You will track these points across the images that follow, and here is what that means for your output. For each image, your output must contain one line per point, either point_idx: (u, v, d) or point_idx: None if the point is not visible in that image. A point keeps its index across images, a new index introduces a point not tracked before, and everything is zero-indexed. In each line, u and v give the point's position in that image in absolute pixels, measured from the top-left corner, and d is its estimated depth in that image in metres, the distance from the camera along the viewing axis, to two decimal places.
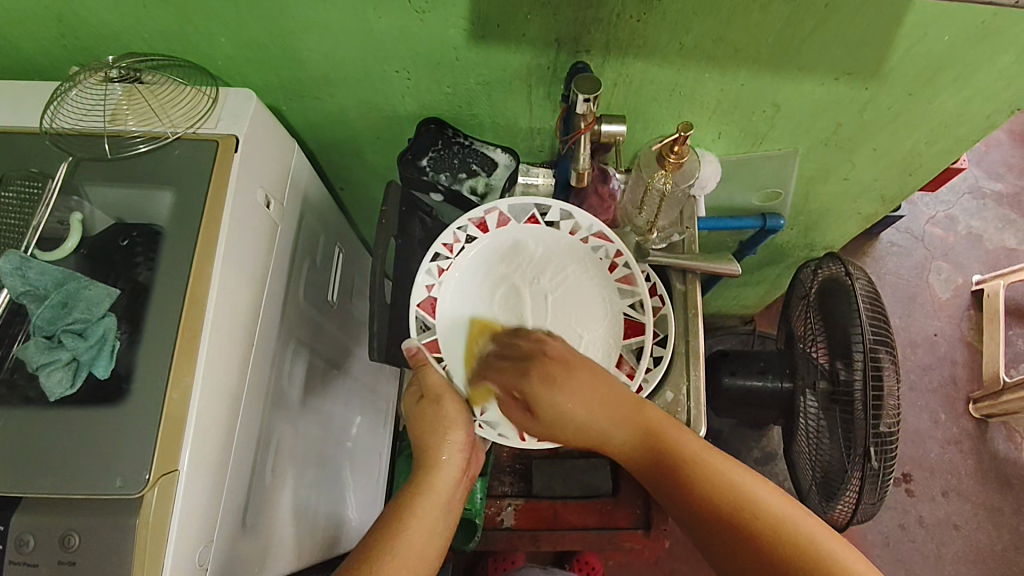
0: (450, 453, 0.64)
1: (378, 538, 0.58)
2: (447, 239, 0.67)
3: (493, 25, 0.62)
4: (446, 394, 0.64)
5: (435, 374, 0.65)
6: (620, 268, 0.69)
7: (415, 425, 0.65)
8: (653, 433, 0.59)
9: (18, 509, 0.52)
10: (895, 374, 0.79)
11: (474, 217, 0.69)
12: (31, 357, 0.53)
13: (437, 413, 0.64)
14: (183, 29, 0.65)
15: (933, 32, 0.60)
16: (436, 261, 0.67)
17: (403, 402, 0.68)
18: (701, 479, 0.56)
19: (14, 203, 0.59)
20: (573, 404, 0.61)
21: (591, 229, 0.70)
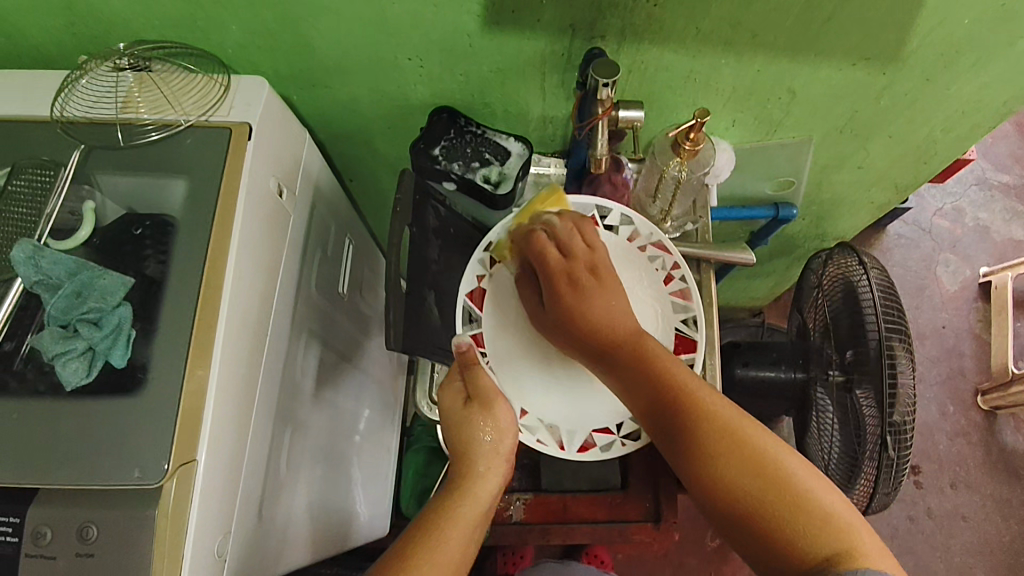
0: (490, 463, 0.62)
1: (416, 540, 0.57)
2: (498, 234, 0.71)
3: (508, 11, 0.61)
4: (497, 399, 0.62)
5: (486, 376, 0.63)
6: (677, 281, 0.70)
7: (456, 427, 0.63)
8: (642, 350, 0.60)
9: (33, 503, 0.52)
10: (911, 367, 0.76)
11: (523, 214, 0.71)
12: (46, 347, 0.52)
13: (485, 418, 0.62)
14: (193, 16, 0.64)
15: (953, 16, 0.60)
16: (485, 252, 0.71)
17: (441, 400, 0.65)
18: (704, 415, 0.56)
19: (26, 190, 0.58)
20: (622, 309, 0.61)
21: (650, 238, 0.71)
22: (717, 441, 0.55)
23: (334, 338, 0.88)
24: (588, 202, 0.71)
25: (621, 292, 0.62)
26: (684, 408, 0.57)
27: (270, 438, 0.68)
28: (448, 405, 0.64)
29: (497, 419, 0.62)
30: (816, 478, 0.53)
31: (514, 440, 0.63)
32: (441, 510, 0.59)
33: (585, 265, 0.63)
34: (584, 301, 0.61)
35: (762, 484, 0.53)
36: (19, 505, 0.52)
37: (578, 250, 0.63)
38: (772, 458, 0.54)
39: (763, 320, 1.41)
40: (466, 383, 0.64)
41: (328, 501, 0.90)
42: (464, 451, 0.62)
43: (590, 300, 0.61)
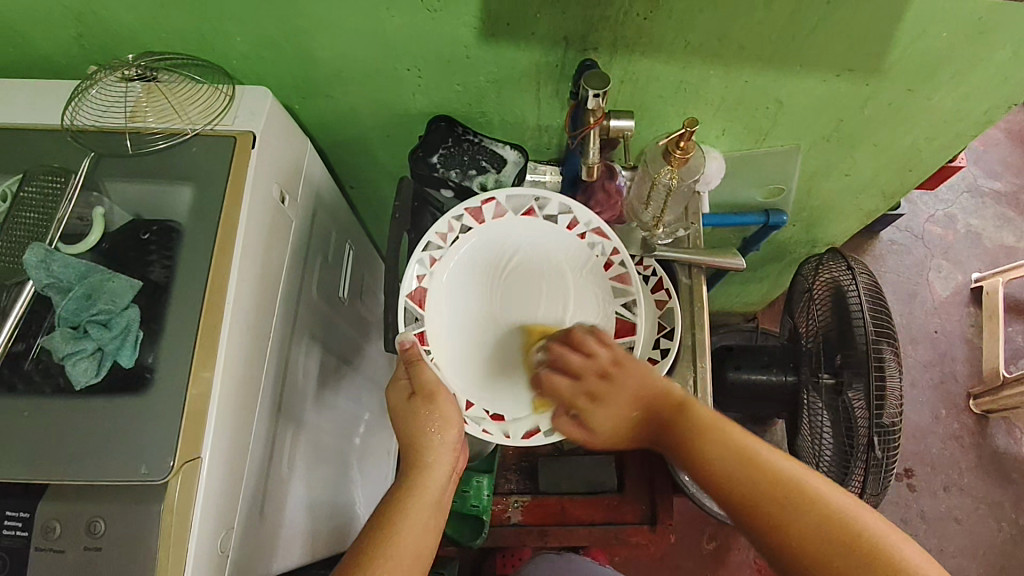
0: (437, 454, 0.62)
1: (369, 542, 0.57)
2: (441, 228, 0.69)
3: (503, 23, 0.63)
4: (440, 392, 0.62)
5: (429, 371, 0.63)
6: (616, 266, 0.69)
7: (401, 420, 0.63)
8: (701, 430, 0.59)
9: (45, 496, 0.54)
10: (897, 365, 0.80)
11: (469, 209, 0.70)
12: (58, 347, 0.54)
13: (430, 412, 0.62)
14: (199, 28, 0.66)
15: (931, 29, 0.62)
16: (427, 251, 0.68)
17: (388, 398, 0.65)
18: (733, 466, 0.56)
19: (38, 197, 0.60)
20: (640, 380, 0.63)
21: (590, 225, 0.71)
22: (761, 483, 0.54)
23: (334, 341, 0.90)
24: (525, 194, 0.71)
25: (642, 368, 0.63)
26: (709, 475, 0.57)
27: (271, 439, 0.70)
28: (394, 403, 0.64)
29: (443, 414, 0.62)
30: (881, 525, 0.51)
31: (460, 430, 0.63)
32: (394, 504, 0.60)
33: (603, 378, 0.64)
34: (611, 407, 0.63)
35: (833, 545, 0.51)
36: (30, 500, 0.54)
37: (601, 361, 0.63)
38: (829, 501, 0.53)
39: (757, 324, 1.43)
40: (411, 379, 0.64)
41: (326, 502, 0.92)
42: (410, 445, 0.62)
43: (631, 385, 0.63)
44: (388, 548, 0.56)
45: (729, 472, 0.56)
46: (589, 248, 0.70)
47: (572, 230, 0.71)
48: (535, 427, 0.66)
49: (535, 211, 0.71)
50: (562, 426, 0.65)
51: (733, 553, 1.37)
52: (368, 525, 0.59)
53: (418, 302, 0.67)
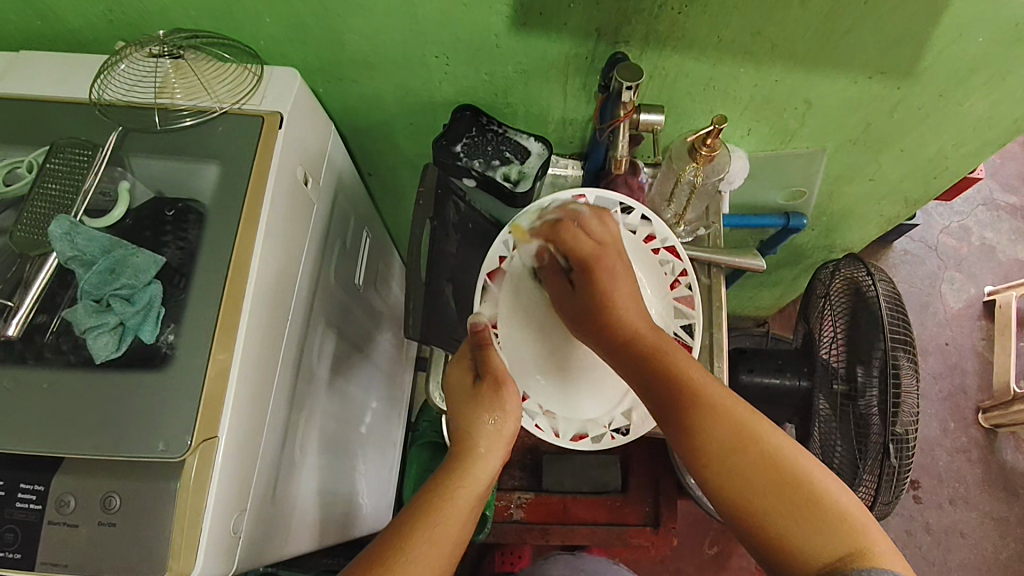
0: (492, 443, 0.61)
1: (417, 521, 0.55)
2: (527, 217, 0.70)
3: (536, 13, 0.63)
4: (507, 380, 0.63)
5: (497, 358, 0.64)
6: (682, 288, 0.71)
7: (462, 406, 0.63)
8: (659, 351, 0.58)
9: (60, 471, 0.54)
10: (914, 375, 0.80)
11: (558, 201, 0.70)
12: (80, 320, 0.54)
13: (491, 401, 0.62)
14: (230, 8, 0.66)
15: (968, 33, 0.62)
16: (512, 234, 0.72)
17: (450, 377, 0.66)
18: (710, 400, 0.55)
19: (65, 168, 0.60)
20: (626, 292, 0.62)
21: (665, 242, 0.71)
22: (728, 436, 0.54)
23: (349, 328, 0.89)
24: (612, 198, 0.70)
25: (635, 289, 0.63)
26: (681, 411, 0.55)
27: (286, 422, 0.70)
28: (455, 382, 0.65)
29: (505, 406, 0.62)
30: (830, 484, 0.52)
31: (518, 423, 0.63)
32: (442, 490, 0.58)
33: (615, 247, 0.65)
34: (609, 288, 0.62)
35: (773, 492, 0.52)
36: (45, 474, 0.53)
37: (602, 241, 0.64)
38: (785, 456, 0.53)
39: (768, 328, 1.43)
40: (478, 363, 0.65)
41: (335, 489, 0.91)
42: (465, 431, 0.62)
43: (616, 283, 0.62)
44: (433, 534, 0.55)
45: (704, 422, 0.54)
46: (660, 265, 0.71)
47: (648, 242, 0.71)
48: (586, 432, 0.69)
49: (617, 215, 0.71)
50: (612, 436, 0.69)
51: (735, 558, 1.36)
52: (412, 505, 0.58)
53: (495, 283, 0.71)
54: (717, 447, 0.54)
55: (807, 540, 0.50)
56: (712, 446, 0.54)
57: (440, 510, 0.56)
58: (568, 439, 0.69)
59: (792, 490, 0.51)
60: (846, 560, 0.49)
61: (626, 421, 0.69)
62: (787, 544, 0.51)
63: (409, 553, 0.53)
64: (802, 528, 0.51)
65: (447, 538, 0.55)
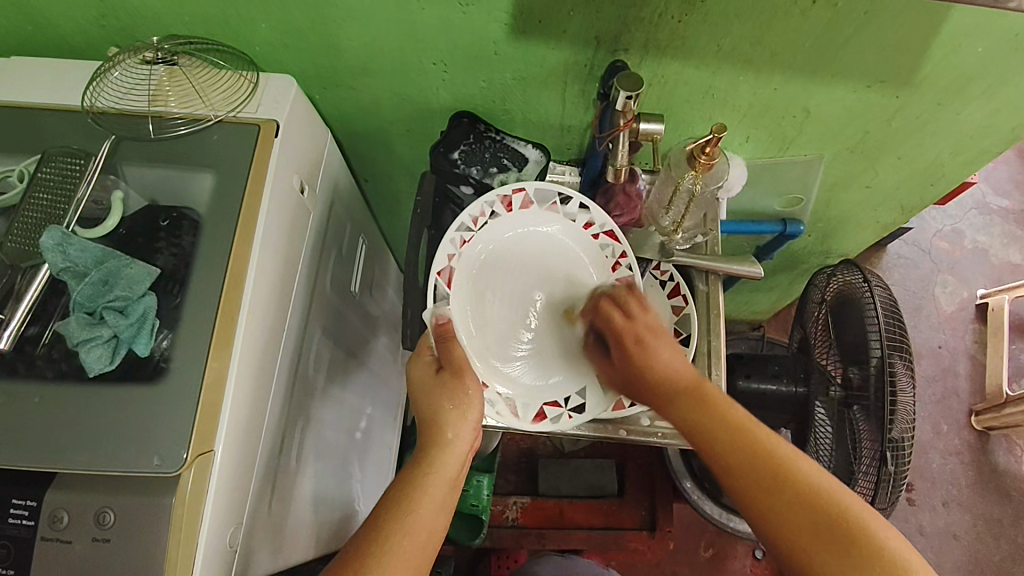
0: (458, 427, 0.60)
1: (391, 514, 0.55)
2: (474, 212, 0.69)
3: (535, 20, 0.62)
4: (466, 368, 0.62)
5: (457, 348, 0.63)
6: (623, 270, 0.71)
7: (425, 394, 0.62)
8: (705, 397, 0.60)
9: (52, 486, 0.52)
10: (910, 382, 0.79)
11: (503, 196, 0.70)
12: (72, 334, 0.53)
13: (451, 389, 0.61)
14: (224, 14, 0.65)
15: (967, 43, 0.62)
16: (459, 230, 0.69)
17: (411, 369, 0.65)
18: (749, 447, 0.57)
19: (56, 177, 0.59)
20: (669, 357, 0.63)
21: (603, 226, 0.71)
22: (770, 479, 0.55)
23: (344, 335, 0.88)
24: (551, 189, 0.71)
25: (675, 348, 0.64)
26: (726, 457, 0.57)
27: (281, 433, 0.69)
28: (418, 377, 0.64)
29: (465, 390, 0.61)
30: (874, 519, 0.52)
31: (482, 407, 0.62)
32: (413, 478, 0.58)
33: (647, 325, 0.64)
34: (646, 361, 0.63)
35: (827, 533, 0.52)
36: (38, 488, 0.52)
37: (635, 316, 0.65)
38: (832, 500, 0.53)
39: (763, 332, 1.43)
40: (438, 356, 0.64)
41: (330, 496, 0.90)
42: (428, 419, 0.61)
43: (657, 357, 0.63)
44: (405, 525, 0.54)
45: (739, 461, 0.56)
46: (601, 250, 0.71)
47: (587, 230, 0.71)
48: (544, 411, 0.66)
49: (557, 206, 0.72)
50: (569, 416, 0.66)
51: (730, 562, 1.36)
52: (384, 498, 0.58)
53: (446, 280, 0.67)
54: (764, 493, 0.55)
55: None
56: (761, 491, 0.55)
57: (412, 503, 0.56)
58: (529, 420, 0.65)
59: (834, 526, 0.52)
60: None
61: (582, 399, 0.67)
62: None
63: (384, 549, 0.53)
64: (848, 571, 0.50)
65: (418, 525, 0.55)
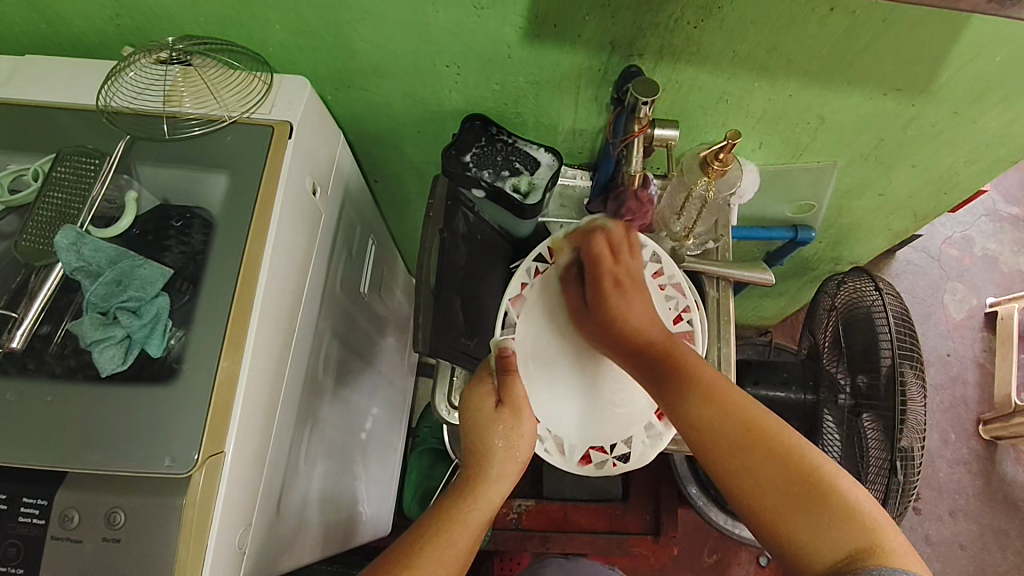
0: (505, 467, 0.62)
1: (425, 539, 0.55)
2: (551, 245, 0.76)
3: (550, 25, 0.62)
4: (526, 409, 0.64)
5: (520, 384, 0.64)
6: (683, 323, 0.72)
7: (480, 426, 0.63)
8: (671, 350, 0.63)
9: (63, 485, 0.52)
10: (921, 391, 0.79)
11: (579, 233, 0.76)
12: (86, 333, 0.53)
13: (508, 424, 0.63)
14: (239, 14, 0.65)
15: (985, 52, 0.61)
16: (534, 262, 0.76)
17: (472, 393, 0.65)
18: (712, 391, 0.57)
19: (70, 177, 0.59)
20: (640, 314, 0.67)
21: (672, 278, 0.74)
22: (738, 421, 0.55)
23: (353, 337, 0.88)
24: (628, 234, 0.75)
25: (647, 303, 0.69)
26: (687, 398, 0.57)
27: (292, 431, 0.69)
28: (477, 402, 0.64)
29: (521, 432, 0.62)
30: (843, 478, 0.52)
31: (530, 448, 0.64)
32: (450, 508, 0.58)
33: (627, 274, 0.70)
34: (619, 304, 0.68)
35: (784, 486, 0.52)
36: (48, 487, 0.52)
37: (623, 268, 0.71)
38: (798, 455, 0.53)
39: (771, 337, 1.42)
40: (500, 387, 0.64)
41: (336, 495, 0.90)
42: (476, 452, 0.62)
43: (627, 309, 0.67)
44: (439, 550, 0.55)
45: (715, 423, 0.55)
46: (664, 300, 0.73)
47: (655, 278, 0.74)
48: (590, 456, 0.70)
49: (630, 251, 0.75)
50: (614, 463, 0.70)
51: (735, 567, 1.35)
52: (414, 528, 0.57)
53: (515, 308, 0.74)
54: (730, 437, 0.54)
55: (823, 538, 0.50)
56: (724, 437, 0.54)
57: (450, 533, 0.56)
58: (574, 461, 0.70)
59: (801, 485, 0.51)
60: (854, 557, 0.49)
61: (628, 448, 0.70)
62: (794, 539, 0.51)
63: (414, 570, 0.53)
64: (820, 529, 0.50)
65: (448, 559, 0.55)
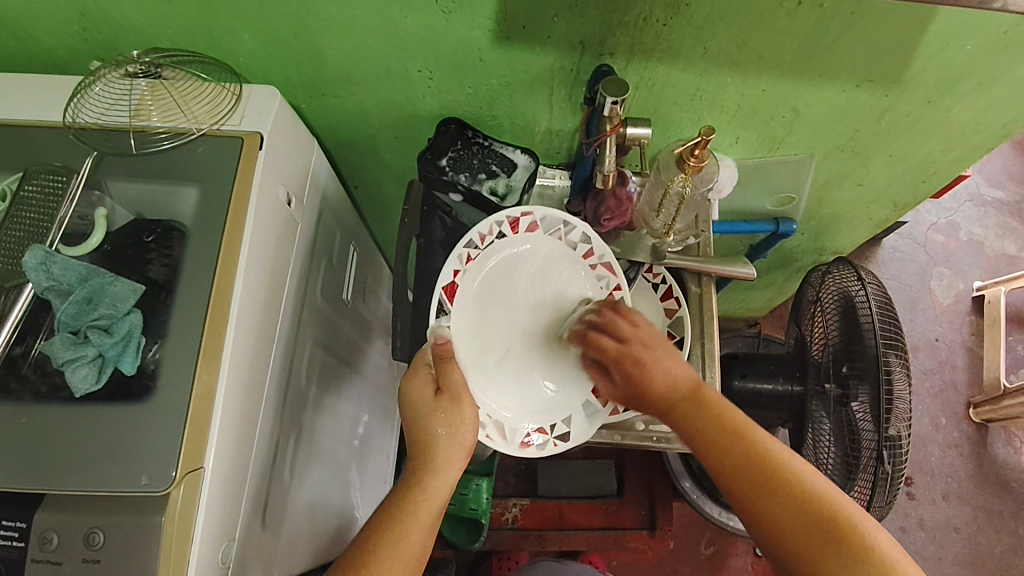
0: (451, 455, 0.59)
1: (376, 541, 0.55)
2: (483, 230, 0.68)
3: (520, 26, 0.62)
4: (466, 395, 0.61)
5: (457, 372, 0.62)
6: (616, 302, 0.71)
7: (420, 415, 0.60)
8: (700, 401, 0.59)
9: (41, 507, 0.52)
10: (906, 379, 0.78)
11: (510, 216, 0.69)
12: (57, 353, 0.52)
13: (449, 414, 0.60)
14: (207, 25, 0.65)
15: (956, 41, 0.61)
16: (467, 247, 0.68)
17: (409, 386, 0.62)
18: (736, 446, 0.55)
19: (39, 196, 0.59)
20: (680, 373, 0.60)
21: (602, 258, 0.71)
22: (765, 470, 0.53)
23: (337, 344, 0.88)
24: (558, 217, 0.70)
25: (678, 360, 0.61)
26: (717, 451, 0.56)
27: (274, 442, 0.69)
28: (415, 394, 0.61)
29: (464, 419, 0.60)
30: (870, 522, 0.52)
31: (475, 431, 0.61)
32: (396, 503, 0.57)
33: (650, 336, 0.62)
34: (649, 374, 0.60)
35: (810, 536, 0.51)
36: (27, 510, 0.52)
37: (630, 334, 0.62)
38: (824, 501, 0.52)
39: (760, 329, 1.43)
40: (438, 375, 0.62)
41: (326, 503, 0.90)
42: (419, 443, 0.60)
43: (658, 374, 0.60)
44: (390, 549, 0.54)
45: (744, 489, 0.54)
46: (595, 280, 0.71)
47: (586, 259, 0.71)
48: (531, 438, 0.68)
49: (561, 234, 0.71)
50: (556, 443, 0.68)
51: (732, 559, 1.36)
52: (366, 527, 0.57)
53: (448, 296, 0.67)
54: (756, 484, 0.54)
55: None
56: (740, 480, 0.54)
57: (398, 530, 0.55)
58: (516, 445, 0.67)
59: (829, 536, 0.51)
60: None
61: (567, 428, 0.68)
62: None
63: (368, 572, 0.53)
64: (847, 573, 0.50)
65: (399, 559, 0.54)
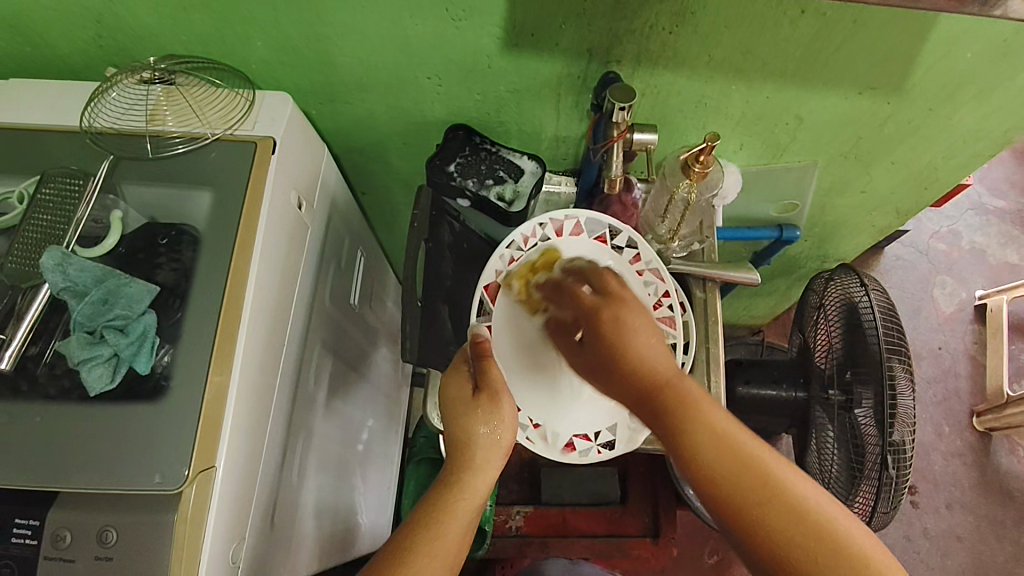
0: (489, 454, 0.60)
1: (416, 537, 0.54)
2: (525, 232, 0.72)
3: (528, 34, 0.63)
4: (504, 393, 0.62)
5: (497, 370, 0.63)
6: (665, 308, 0.71)
7: (459, 415, 0.61)
8: (663, 380, 0.54)
9: (54, 505, 0.52)
10: (910, 386, 0.79)
11: (554, 219, 0.72)
12: (73, 353, 0.54)
13: (488, 414, 0.61)
14: (221, 33, 0.66)
15: (956, 49, 0.62)
16: (509, 249, 0.72)
17: (448, 388, 0.64)
18: (685, 438, 0.51)
19: (56, 198, 0.60)
20: (647, 342, 0.56)
21: (651, 264, 0.72)
22: (717, 461, 0.50)
23: (345, 348, 0.89)
24: (602, 220, 0.72)
25: (654, 334, 0.56)
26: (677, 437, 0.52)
27: (283, 443, 0.69)
28: (452, 395, 0.63)
29: (502, 419, 0.61)
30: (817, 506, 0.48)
31: (513, 433, 0.62)
32: (436, 502, 0.57)
33: (622, 302, 0.58)
34: (627, 335, 0.56)
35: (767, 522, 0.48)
36: (40, 508, 0.52)
37: (615, 290, 0.59)
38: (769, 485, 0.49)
39: (763, 336, 1.43)
40: (477, 375, 0.63)
41: (332, 508, 0.90)
42: (460, 445, 0.60)
43: (637, 340, 0.55)
44: (433, 546, 0.53)
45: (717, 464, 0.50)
46: (644, 286, 0.71)
47: (633, 264, 0.72)
48: (573, 444, 0.68)
49: (606, 239, 0.73)
50: (597, 450, 0.68)
51: (736, 567, 1.36)
52: (406, 523, 0.56)
53: (491, 296, 0.71)
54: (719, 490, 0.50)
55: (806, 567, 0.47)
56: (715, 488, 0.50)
57: (440, 525, 0.55)
58: (557, 450, 0.68)
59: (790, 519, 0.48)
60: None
61: (612, 436, 0.68)
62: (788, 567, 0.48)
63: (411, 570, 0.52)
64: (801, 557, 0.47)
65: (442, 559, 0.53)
